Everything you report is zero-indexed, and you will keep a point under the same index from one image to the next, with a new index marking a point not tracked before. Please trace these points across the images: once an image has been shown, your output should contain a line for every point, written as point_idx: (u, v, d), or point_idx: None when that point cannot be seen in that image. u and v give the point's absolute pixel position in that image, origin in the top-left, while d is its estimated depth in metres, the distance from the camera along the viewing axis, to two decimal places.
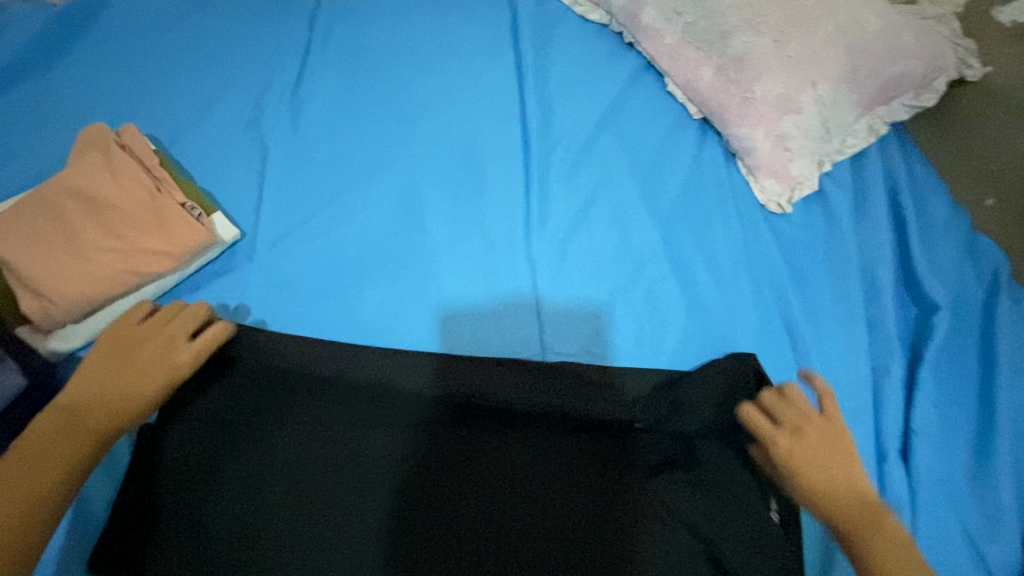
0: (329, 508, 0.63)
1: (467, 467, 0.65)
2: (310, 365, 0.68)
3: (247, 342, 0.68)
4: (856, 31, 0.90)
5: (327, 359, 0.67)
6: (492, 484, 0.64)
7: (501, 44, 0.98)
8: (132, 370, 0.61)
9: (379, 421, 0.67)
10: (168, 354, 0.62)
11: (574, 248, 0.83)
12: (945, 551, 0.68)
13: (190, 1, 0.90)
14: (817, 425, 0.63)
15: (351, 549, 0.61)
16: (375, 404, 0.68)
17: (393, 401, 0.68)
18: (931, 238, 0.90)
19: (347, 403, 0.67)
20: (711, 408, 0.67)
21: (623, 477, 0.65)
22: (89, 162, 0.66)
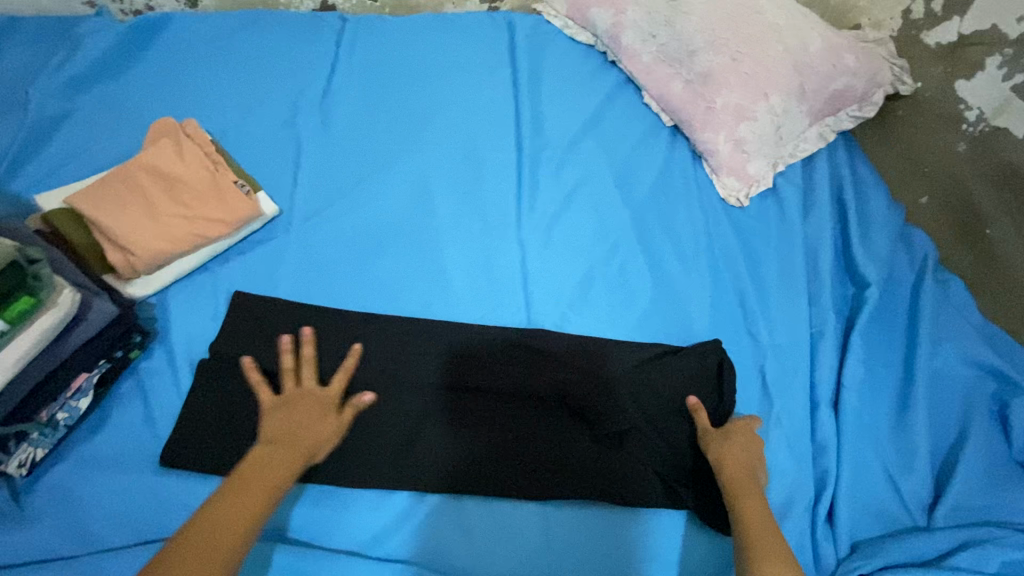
0: (351, 440, 0.76)
1: (472, 410, 0.80)
2: (338, 326, 0.82)
3: (291, 305, 0.81)
4: (802, 52, 1.05)
5: (353, 324, 0.82)
6: (489, 425, 0.79)
7: (501, 61, 1.14)
8: (297, 411, 0.70)
9: (395, 372, 0.81)
10: (320, 392, 0.73)
11: (558, 231, 0.97)
12: (863, 480, 0.82)
13: (238, 20, 1.06)
14: (751, 451, 0.77)
15: (368, 472, 0.75)
16: (390, 359, 0.81)
17: (406, 357, 0.82)
18: (869, 229, 1.02)
19: (367, 357, 0.81)
20: (683, 380, 0.85)
21: (595, 424, 0.81)
22: (164, 148, 0.82)
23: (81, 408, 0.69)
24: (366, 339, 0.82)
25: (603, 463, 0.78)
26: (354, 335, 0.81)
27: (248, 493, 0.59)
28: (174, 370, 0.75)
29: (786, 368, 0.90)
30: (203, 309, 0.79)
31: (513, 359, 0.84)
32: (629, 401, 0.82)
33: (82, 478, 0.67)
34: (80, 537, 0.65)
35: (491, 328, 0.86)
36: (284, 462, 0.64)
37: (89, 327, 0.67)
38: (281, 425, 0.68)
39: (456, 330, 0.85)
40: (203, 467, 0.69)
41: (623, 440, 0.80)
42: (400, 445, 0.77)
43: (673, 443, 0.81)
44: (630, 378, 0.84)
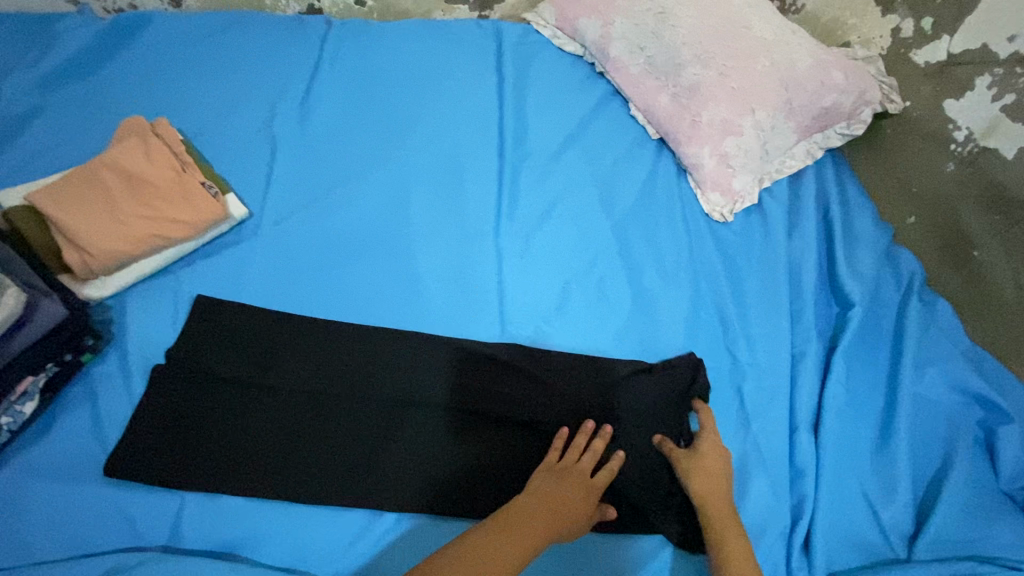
0: (311, 453, 0.72)
1: (440, 429, 0.76)
2: (300, 334, 0.78)
3: (251, 312, 0.78)
4: (789, 68, 1.04)
5: (317, 332, 0.79)
6: (457, 443, 0.75)
7: (486, 69, 1.13)
8: (564, 485, 0.70)
9: (361, 383, 0.77)
10: (586, 477, 0.71)
11: (537, 241, 0.95)
12: (842, 508, 0.79)
13: (222, 21, 1.05)
14: (719, 459, 0.76)
15: (323, 490, 0.70)
16: (355, 369, 0.78)
17: (373, 368, 0.78)
18: (855, 248, 1.00)
19: (330, 367, 0.77)
20: (654, 396, 0.82)
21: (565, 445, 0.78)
22: (130, 147, 0.80)
23: (26, 413, 0.66)
24: (340, 353, 0.78)
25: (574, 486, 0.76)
26: (318, 343, 0.78)
27: (504, 545, 0.61)
28: (127, 376, 0.72)
29: (765, 389, 0.87)
30: (164, 312, 0.77)
31: (496, 379, 0.80)
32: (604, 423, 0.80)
33: (25, 487, 0.65)
34: (17, 548, 0.62)
35: (469, 343, 0.83)
36: (539, 530, 0.64)
37: (37, 328, 0.65)
38: (549, 496, 0.68)
39: (436, 346, 0.82)
40: (151, 481, 0.66)
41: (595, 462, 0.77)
42: (372, 464, 0.73)
43: (642, 464, 0.78)
44: (607, 399, 0.81)
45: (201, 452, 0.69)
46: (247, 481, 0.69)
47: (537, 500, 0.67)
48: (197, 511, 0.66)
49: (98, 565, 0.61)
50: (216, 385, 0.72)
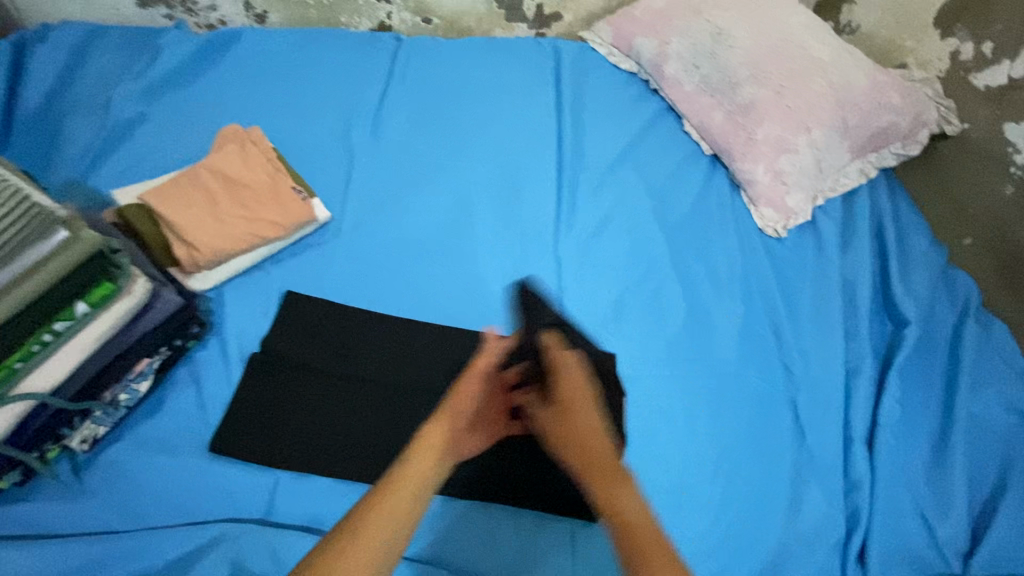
0: (384, 440, 0.76)
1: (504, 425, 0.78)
2: (379, 331, 0.84)
3: (336, 309, 0.84)
4: (845, 89, 1.06)
5: (394, 329, 0.84)
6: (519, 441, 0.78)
7: (545, 84, 1.19)
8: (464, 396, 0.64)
9: (431, 378, 0.81)
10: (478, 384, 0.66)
11: (594, 250, 1.00)
12: (898, 523, 0.80)
13: (302, 36, 1.13)
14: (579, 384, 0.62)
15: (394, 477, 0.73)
16: (427, 365, 0.82)
17: (443, 365, 0.82)
18: (910, 267, 1.02)
19: (404, 362, 0.82)
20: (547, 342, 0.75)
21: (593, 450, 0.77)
22: (230, 153, 0.87)
23: (141, 391, 0.73)
24: (397, 348, 0.83)
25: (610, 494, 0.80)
26: (394, 340, 0.83)
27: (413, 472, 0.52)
28: (225, 362, 0.79)
29: (818, 401, 0.89)
30: (256, 303, 0.84)
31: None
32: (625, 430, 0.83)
33: (137, 457, 0.71)
34: (131, 515, 0.68)
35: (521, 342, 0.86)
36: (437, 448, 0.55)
37: (157, 315, 0.71)
38: (453, 405, 0.62)
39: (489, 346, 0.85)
40: (247, 456, 0.72)
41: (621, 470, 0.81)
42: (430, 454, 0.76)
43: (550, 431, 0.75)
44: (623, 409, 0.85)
45: (291, 434, 0.75)
46: (329, 462, 0.73)
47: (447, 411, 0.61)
48: (287, 490, 0.72)
49: (204, 533, 0.66)
50: (304, 373, 0.78)
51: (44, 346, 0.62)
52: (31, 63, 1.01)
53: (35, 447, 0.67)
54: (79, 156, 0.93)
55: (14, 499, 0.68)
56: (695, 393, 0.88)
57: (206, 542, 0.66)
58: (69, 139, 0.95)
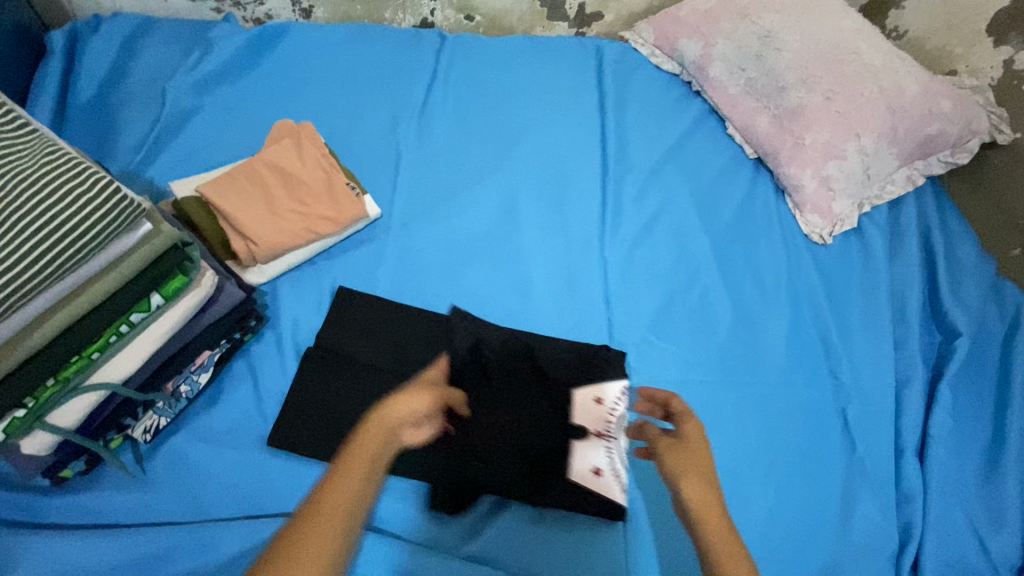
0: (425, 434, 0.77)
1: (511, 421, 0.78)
2: (426, 327, 0.85)
3: (386, 304, 0.86)
4: (897, 95, 1.04)
5: (441, 326, 0.85)
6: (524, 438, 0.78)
7: (587, 84, 1.18)
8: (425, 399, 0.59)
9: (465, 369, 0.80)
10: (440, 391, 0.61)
11: (641, 252, 0.99)
12: (950, 536, 0.80)
13: (348, 32, 1.13)
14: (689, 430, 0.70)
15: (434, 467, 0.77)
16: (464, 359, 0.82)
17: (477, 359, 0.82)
18: (959, 278, 1.00)
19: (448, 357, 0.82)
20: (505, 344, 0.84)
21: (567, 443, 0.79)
22: (285, 148, 0.88)
23: (201, 382, 0.75)
24: (432, 344, 0.84)
25: (617, 489, 0.76)
26: (441, 337, 0.84)
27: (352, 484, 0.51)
28: (282, 358, 0.80)
29: (868, 412, 0.88)
30: (310, 299, 0.86)
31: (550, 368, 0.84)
32: (582, 423, 0.80)
33: (201, 450, 0.73)
34: (194, 507, 0.69)
35: (548, 342, 0.87)
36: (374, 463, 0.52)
37: (220, 308, 0.71)
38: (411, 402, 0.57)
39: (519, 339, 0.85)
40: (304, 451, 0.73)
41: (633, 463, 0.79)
42: (467, 443, 0.76)
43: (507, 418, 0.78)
44: (574, 404, 0.81)
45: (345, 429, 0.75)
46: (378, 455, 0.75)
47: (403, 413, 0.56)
48: None
49: (267, 527, 0.67)
50: (357, 369, 0.79)
51: (120, 337, 0.62)
52: (84, 55, 1.02)
53: (102, 436, 0.68)
54: (134, 149, 0.94)
55: (83, 488, 0.70)
56: (741, 400, 0.88)
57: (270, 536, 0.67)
58: (123, 131, 0.96)
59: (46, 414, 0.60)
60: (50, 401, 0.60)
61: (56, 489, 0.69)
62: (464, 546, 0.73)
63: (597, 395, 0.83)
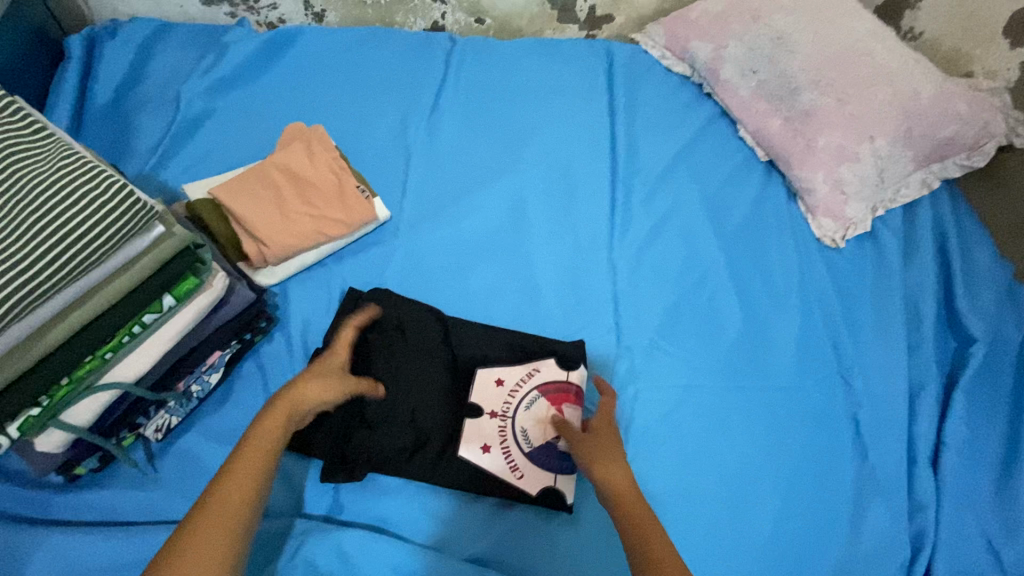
0: (371, 425, 0.78)
1: (411, 399, 0.80)
2: (407, 324, 0.85)
3: (384, 302, 0.86)
4: (912, 97, 1.02)
5: (423, 324, 0.85)
6: (420, 416, 0.79)
7: (597, 87, 1.18)
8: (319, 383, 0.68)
9: (401, 357, 0.82)
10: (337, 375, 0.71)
11: (650, 255, 0.99)
12: (965, 547, 0.78)
13: (358, 35, 1.14)
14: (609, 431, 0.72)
15: (366, 453, 0.76)
16: (413, 350, 0.83)
17: (421, 347, 0.84)
18: (975, 283, 0.99)
19: (410, 351, 0.83)
20: (429, 326, 0.85)
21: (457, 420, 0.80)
22: (296, 150, 0.89)
23: (211, 382, 0.76)
24: (415, 339, 0.84)
25: (504, 466, 0.77)
26: (422, 334, 0.85)
27: (251, 462, 0.58)
28: (293, 359, 0.82)
29: (880, 418, 0.87)
30: (322, 301, 0.87)
31: (493, 357, 0.85)
32: (478, 403, 0.80)
33: (213, 448, 0.74)
34: None
35: (501, 331, 0.87)
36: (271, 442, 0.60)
37: (231, 309, 0.72)
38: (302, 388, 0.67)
39: (474, 331, 0.86)
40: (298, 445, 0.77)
41: (530, 443, 0.79)
42: (386, 421, 0.78)
43: (402, 397, 0.80)
44: (472, 383, 0.82)
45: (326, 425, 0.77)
46: (345, 448, 0.76)
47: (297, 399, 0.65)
48: (353, 492, 0.76)
49: None
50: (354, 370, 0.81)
51: (132, 337, 0.63)
52: (103, 58, 1.04)
53: (114, 434, 0.69)
54: (150, 150, 0.96)
55: (98, 484, 0.71)
56: (751, 405, 0.87)
57: (297, 530, 0.71)
58: (140, 134, 0.98)
59: (59, 413, 0.61)
60: (66, 399, 0.61)
61: (71, 486, 0.71)
62: (470, 547, 0.73)
63: (500, 375, 0.83)
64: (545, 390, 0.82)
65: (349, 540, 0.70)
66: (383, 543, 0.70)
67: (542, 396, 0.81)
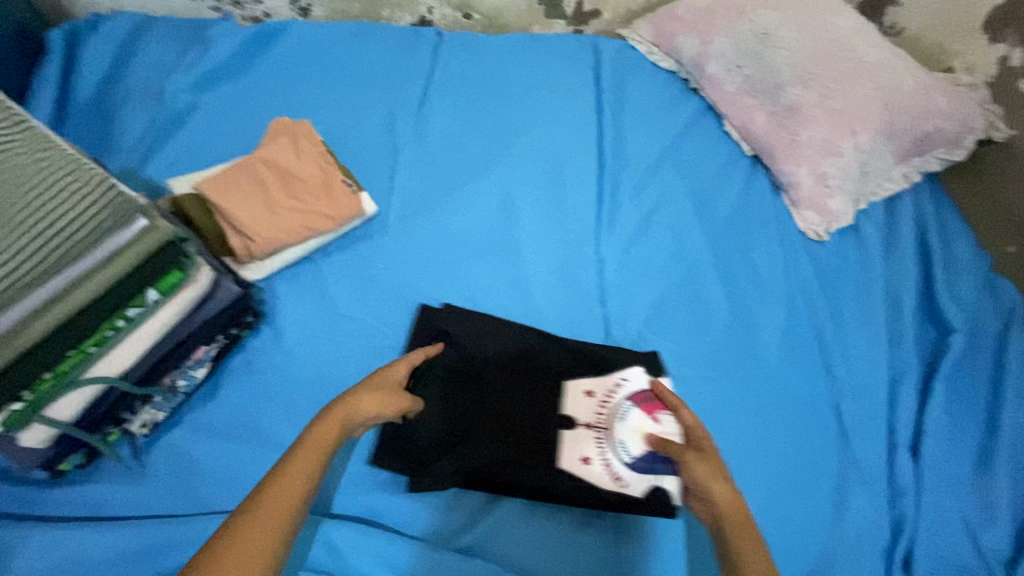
0: (462, 440, 0.78)
1: (471, 411, 0.81)
2: (466, 337, 0.86)
3: (452, 317, 0.87)
4: (894, 92, 1.04)
5: (478, 335, 0.86)
6: (498, 430, 0.79)
7: (585, 82, 1.18)
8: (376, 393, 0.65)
9: (470, 371, 0.83)
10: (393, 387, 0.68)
11: (638, 250, 0.99)
12: (943, 532, 0.80)
13: (345, 30, 1.14)
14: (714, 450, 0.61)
15: (458, 468, 0.76)
16: (474, 362, 0.84)
17: (482, 359, 0.85)
18: (955, 275, 1.00)
19: (480, 364, 0.84)
20: (477, 337, 0.86)
21: (535, 434, 0.79)
22: (282, 145, 0.88)
23: (198, 377, 0.75)
24: (478, 351, 0.85)
25: (606, 478, 0.75)
26: (467, 344, 0.85)
27: (302, 461, 0.55)
28: (280, 354, 0.82)
29: (863, 408, 0.89)
30: (309, 296, 0.87)
31: (549, 363, 0.85)
32: (571, 415, 0.80)
33: (199, 446, 0.74)
34: (191, 500, 0.71)
35: (515, 330, 0.87)
36: (322, 444, 0.57)
37: (216, 304, 0.73)
38: (361, 393, 0.64)
39: (547, 341, 0.87)
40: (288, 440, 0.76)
41: (630, 454, 0.73)
42: (468, 437, 0.79)
43: (473, 410, 0.81)
44: (563, 395, 0.82)
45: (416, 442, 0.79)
46: (436, 466, 0.77)
47: (353, 405, 0.62)
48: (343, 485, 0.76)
49: None
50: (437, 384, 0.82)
51: (116, 331, 0.63)
52: (85, 53, 1.03)
53: (99, 430, 0.69)
54: (134, 146, 0.95)
55: (82, 481, 0.71)
56: (736, 396, 0.88)
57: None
58: (123, 129, 0.97)
59: (42, 408, 0.61)
60: (49, 394, 0.61)
61: (54, 483, 0.70)
62: (459, 538, 0.74)
63: (589, 388, 0.81)
64: (636, 399, 0.75)
65: (335, 534, 0.70)
66: (370, 535, 0.71)
67: (635, 405, 0.74)
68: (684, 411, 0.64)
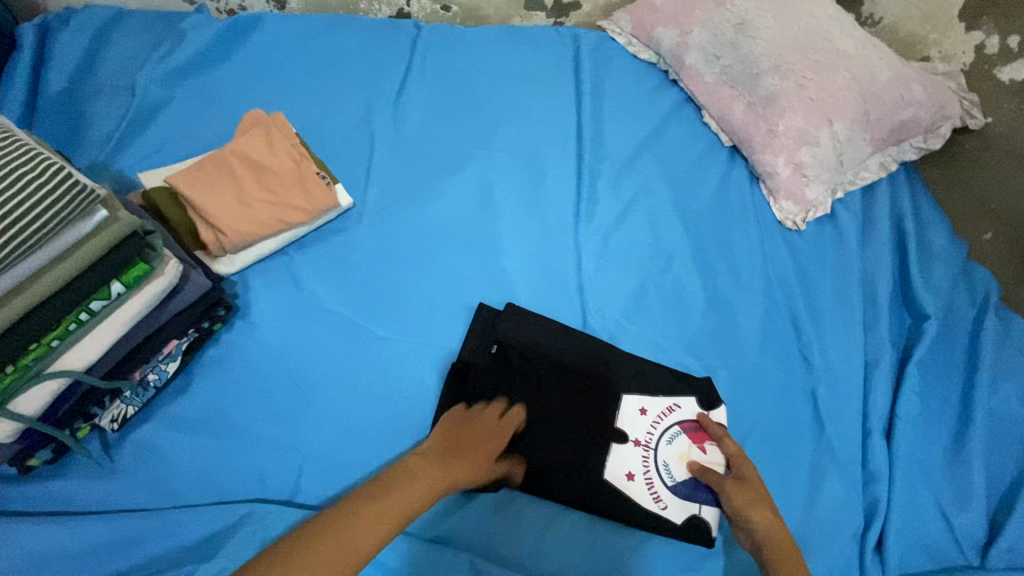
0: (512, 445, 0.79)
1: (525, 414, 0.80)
2: (516, 341, 0.86)
3: (503, 322, 0.87)
4: (868, 81, 1.04)
5: (522, 336, 0.87)
6: (543, 437, 0.79)
7: (565, 74, 1.18)
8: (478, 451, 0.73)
9: (523, 372, 0.82)
10: (492, 443, 0.74)
11: (615, 240, 0.99)
12: (915, 514, 0.81)
13: (322, 22, 1.13)
14: (758, 484, 0.75)
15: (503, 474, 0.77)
16: (526, 362, 0.83)
17: (535, 362, 0.84)
18: (930, 262, 1.01)
19: (537, 366, 0.83)
20: (525, 340, 0.86)
21: (576, 442, 0.81)
22: (255, 137, 0.88)
23: (169, 371, 0.76)
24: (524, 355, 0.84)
25: (647, 495, 0.80)
26: (511, 342, 0.86)
27: (410, 487, 0.61)
28: (254, 347, 0.81)
29: (838, 395, 0.89)
30: (283, 290, 0.86)
31: (566, 355, 0.87)
32: (624, 430, 0.84)
33: (170, 440, 0.74)
34: (163, 494, 0.71)
35: (548, 324, 0.88)
36: (426, 483, 0.63)
37: (186, 297, 0.72)
38: (460, 449, 0.71)
39: (583, 340, 0.88)
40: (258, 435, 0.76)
41: (673, 477, 0.82)
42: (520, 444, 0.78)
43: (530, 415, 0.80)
44: (619, 410, 0.84)
45: None
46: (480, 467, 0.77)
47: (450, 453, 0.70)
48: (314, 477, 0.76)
49: (234, 511, 0.69)
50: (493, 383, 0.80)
51: (79, 325, 0.63)
52: (54, 47, 1.02)
53: (68, 425, 0.69)
54: (104, 141, 0.94)
55: (52, 477, 0.71)
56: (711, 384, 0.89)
57: (235, 520, 0.69)
58: (94, 123, 0.96)
59: (6, 402, 0.60)
60: (10, 389, 0.60)
61: (23, 478, 0.70)
62: (432, 528, 0.75)
63: (643, 405, 0.85)
64: (686, 427, 0.85)
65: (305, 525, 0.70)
66: None
67: (683, 432, 0.84)
68: (727, 442, 0.79)
